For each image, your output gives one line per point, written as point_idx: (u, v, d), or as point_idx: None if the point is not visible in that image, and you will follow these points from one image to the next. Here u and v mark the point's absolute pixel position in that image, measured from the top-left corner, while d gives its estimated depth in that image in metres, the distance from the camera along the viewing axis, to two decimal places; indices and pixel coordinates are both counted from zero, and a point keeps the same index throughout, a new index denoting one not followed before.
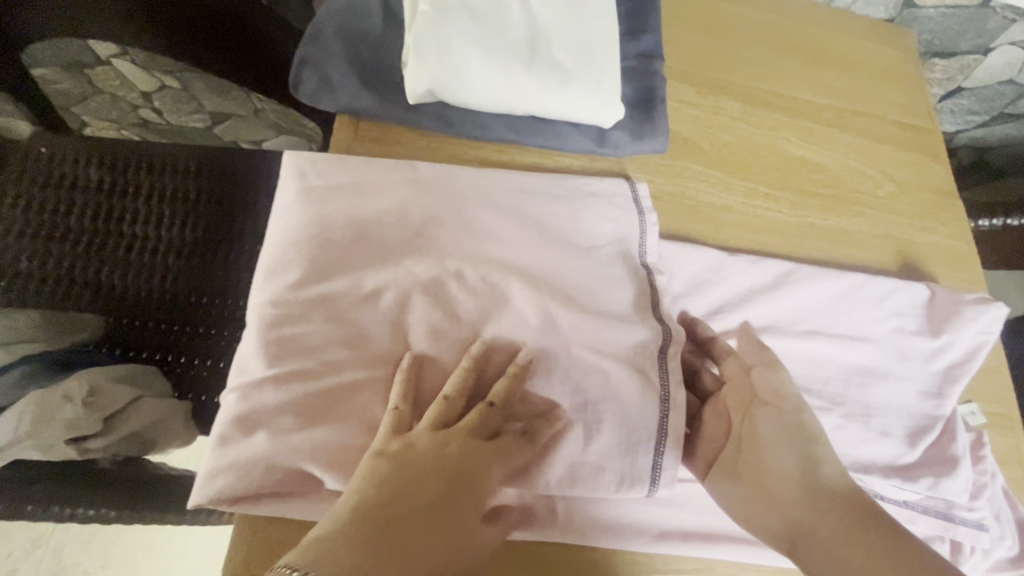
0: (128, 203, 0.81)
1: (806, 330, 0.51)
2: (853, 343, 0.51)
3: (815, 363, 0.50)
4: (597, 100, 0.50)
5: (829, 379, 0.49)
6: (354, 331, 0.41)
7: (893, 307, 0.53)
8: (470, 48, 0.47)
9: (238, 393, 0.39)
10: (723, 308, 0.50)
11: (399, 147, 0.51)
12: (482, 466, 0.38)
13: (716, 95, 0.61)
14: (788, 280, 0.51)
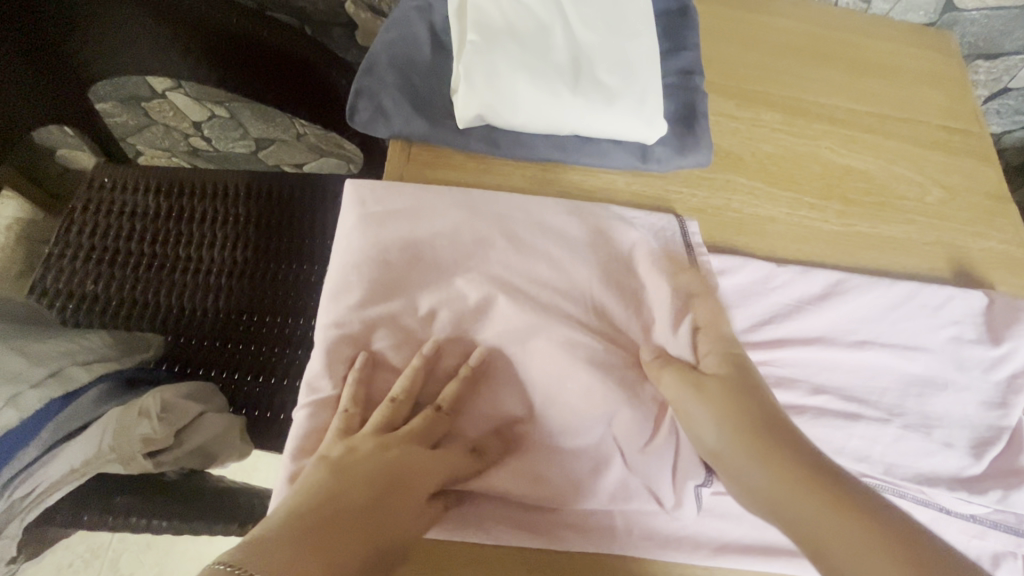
0: (184, 227, 0.85)
1: (859, 342, 0.50)
2: (909, 353, 0.50)
3: (870, 373, 0.49)
4: (641, 118, 0.51)
5: (885, 391, 0.49)
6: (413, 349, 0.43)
7: (949, 316, 0.52)
8: (517, 73, 0.48)
9: (308, 410, 0.41)
10: (772, 320, 0.50)
11: (448, 169, 0.52)
12: (422, 472, 0.37)
13: (755, 107, 0.61)
14: (837, 290, 0.51)
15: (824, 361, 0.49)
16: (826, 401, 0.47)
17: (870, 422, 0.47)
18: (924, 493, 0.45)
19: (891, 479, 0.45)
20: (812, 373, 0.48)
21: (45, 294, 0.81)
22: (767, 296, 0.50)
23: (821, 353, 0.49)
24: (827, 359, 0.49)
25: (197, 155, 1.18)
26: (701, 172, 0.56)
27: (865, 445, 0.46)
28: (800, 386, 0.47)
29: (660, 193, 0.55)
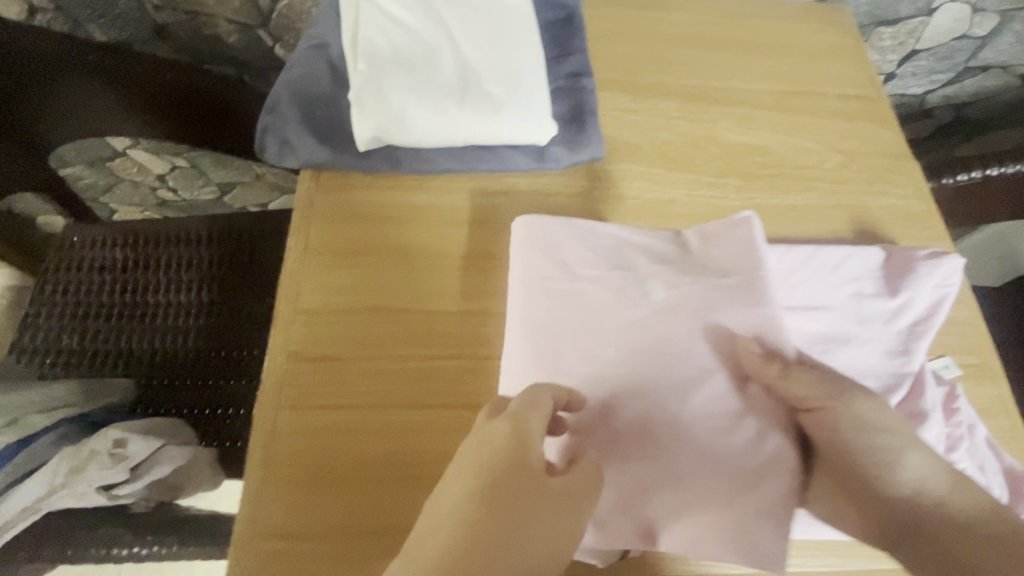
0: (149, 276, 0.90)
1: (747, 286, 0.47)
2: (816, 312, 0.52)
3: (757, 322, 0.45)
4: (529, 121, 0.54)
5: (781, 335, 0.45)
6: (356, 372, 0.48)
7: (848, 273, 0.54)
8: (406, 95, 0.52)
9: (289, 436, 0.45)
10: (647, 280, 0.47)
11: (360, 189, 0.56)
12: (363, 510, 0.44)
13: (652, 98, 0.64)
14: (729, 244, 0.50)
15: (704, 315, 0.45)
16: (708, 360, 0.44)
17: (753, 380, 0.43)
18: (839, 449, 0.43)
19: (790, 442, 0.42)
20: (696, 327, 0.45)
21: (23, 351, 0.86)
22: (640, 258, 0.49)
23: (700, 310, 0.45)
24: (704, 315, 0.45)
25: (166, 206, 1.23)
26: (601, 164, 0.59)
27: (749, 405, 0.43)
28: (689, 345, 0.44)
29: (562, 190, 0.58)
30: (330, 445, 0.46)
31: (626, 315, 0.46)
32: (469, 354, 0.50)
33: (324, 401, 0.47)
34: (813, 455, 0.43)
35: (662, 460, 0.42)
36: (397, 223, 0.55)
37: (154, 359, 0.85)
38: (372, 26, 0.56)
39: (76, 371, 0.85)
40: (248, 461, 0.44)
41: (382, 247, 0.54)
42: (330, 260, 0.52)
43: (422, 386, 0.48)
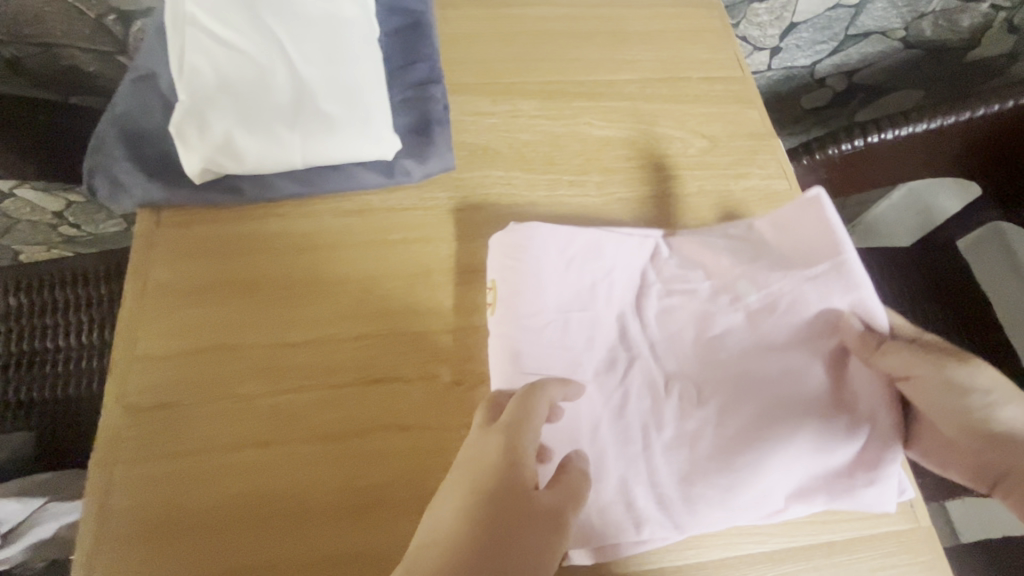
0: (22, 323, 0.79)
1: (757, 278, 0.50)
2: (790, 277, 0.49)
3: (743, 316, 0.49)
4: (369, 138, 0.53)
5: (734, 333, 0.49)
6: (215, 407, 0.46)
7: (722, 252, 0.52)
8: (232, 122, 0.50)
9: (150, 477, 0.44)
10: (646, 288, 0.52)
11: (208, 223, 0.53)
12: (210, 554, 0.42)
13: (512, 98, 0.63)
14: (689, 250, 0.53)
15: (698, 316, 0.50)
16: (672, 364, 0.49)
17: (706, 375, 0.49)
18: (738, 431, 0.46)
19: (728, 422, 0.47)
20: (664, 334, 0.51)
21: None
22: (654, 269, 0.53)
23: (660, 317, 0.51)
24: (708, 315, 0.50)
25: (73, 243, 1.19)
26: (459, 173, 0.58)
27: (702, 396, 0.48)
28: (658, 351, 0.50)
29: (418, 203, 0.56)
30: (166, 495, 0.43)
31: (613, 327, 0.51)
32: (317, 383, 0.48)
33: (160, 450, 0.45)
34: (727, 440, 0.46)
35: (630, 445, 0.46)
36: (241, 251, 0.52)
37: (65, 411, 0.78)
38: (197, 51, 0.53)
39: None
40: (82, 522, 0.43)
41: (236, 278, 0.51)
42: (167, 300, 0.50)
43: (268, 421, 0.46)
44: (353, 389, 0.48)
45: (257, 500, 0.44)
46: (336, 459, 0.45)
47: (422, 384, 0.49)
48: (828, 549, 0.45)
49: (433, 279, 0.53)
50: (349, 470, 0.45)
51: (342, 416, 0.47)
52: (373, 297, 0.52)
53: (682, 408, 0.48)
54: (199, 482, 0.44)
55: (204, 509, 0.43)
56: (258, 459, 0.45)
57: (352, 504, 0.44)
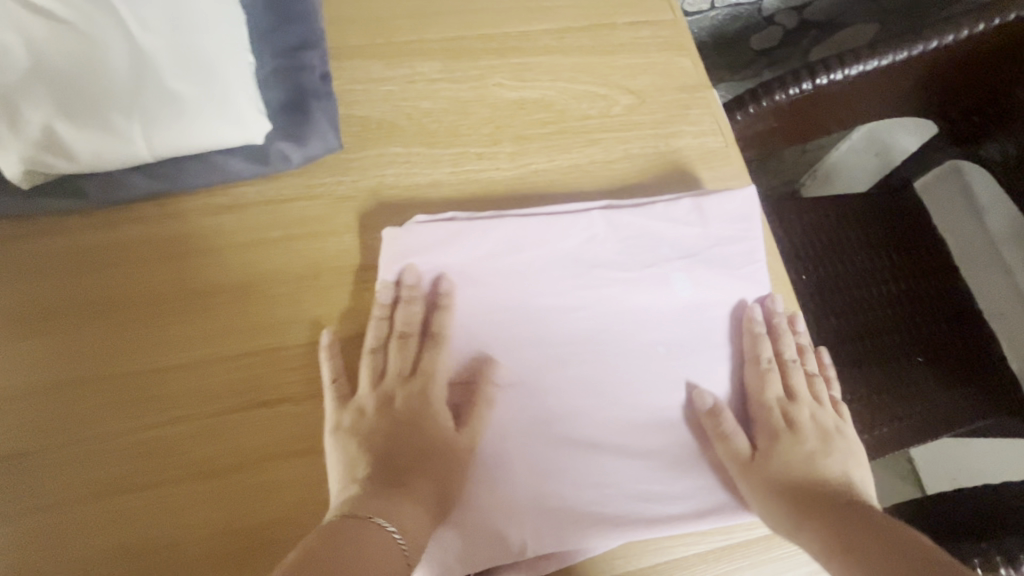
0: None
1: (689, 271, 0.48)
2: (718, 276, 0.49)
3: (682, 308, 0.47)
4: (228, 119, 0.45)
5: (674, 324, 0.47)
6: (80, 449, 0.40)
7: (656, 241, 0.48)
8: (48, 112, 0.41)
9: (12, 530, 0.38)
10: (582, 271, 0.47)
11: (55, 234, 0.46)
12: None
13: (409, 60, 0.55)
14: (629, 228, 0.48)
15: (636, 305, 0.47)
16: (614, 357, 0.45)
17: (645, 368, 0.45)
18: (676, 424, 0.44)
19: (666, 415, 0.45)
20: (602, 324, 0.46)
21: None
22: (585, 247, 0.47)
23: (601, 303, 0.46)
24: (650, 306, 0.47)
25: None
26: (350, 153, 0.51)
27: (644, 388, 0.45)
28: (594, 341, 0.45)
29: (302, 192, 0.49)
30: (21, 558, 0.38)
31: (546, 321, 0.45)
32: (194, 412, 0.42)
33: (11, 509, 0.39)
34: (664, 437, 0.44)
35: (564, 451, 0.42)
36: (98, 267, 0.45)
37: None
38: None
39: None
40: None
41: (96, 296, 0.44)
42: (11, 332, 0.43)
43: (139, 462, 0.40)
44: (236, 417, 0.42)
45: (135, 548, 0.39)
46: (219, 499, 0.40)
47: (315, 403, 0.43)
48: (766, 542, 0.43)
49: (322, 279, 0.46)
50: (239, 508, 0.40)
51: (228, 446, 0.41)
52: (252, 306, 0.45)
53: (622, 406, 0.44)
54: (61, 535, 0.39)
55: (67, 565, 0.38)
56: (131, 503, 0.40)
57: (244, 544, 0.39)
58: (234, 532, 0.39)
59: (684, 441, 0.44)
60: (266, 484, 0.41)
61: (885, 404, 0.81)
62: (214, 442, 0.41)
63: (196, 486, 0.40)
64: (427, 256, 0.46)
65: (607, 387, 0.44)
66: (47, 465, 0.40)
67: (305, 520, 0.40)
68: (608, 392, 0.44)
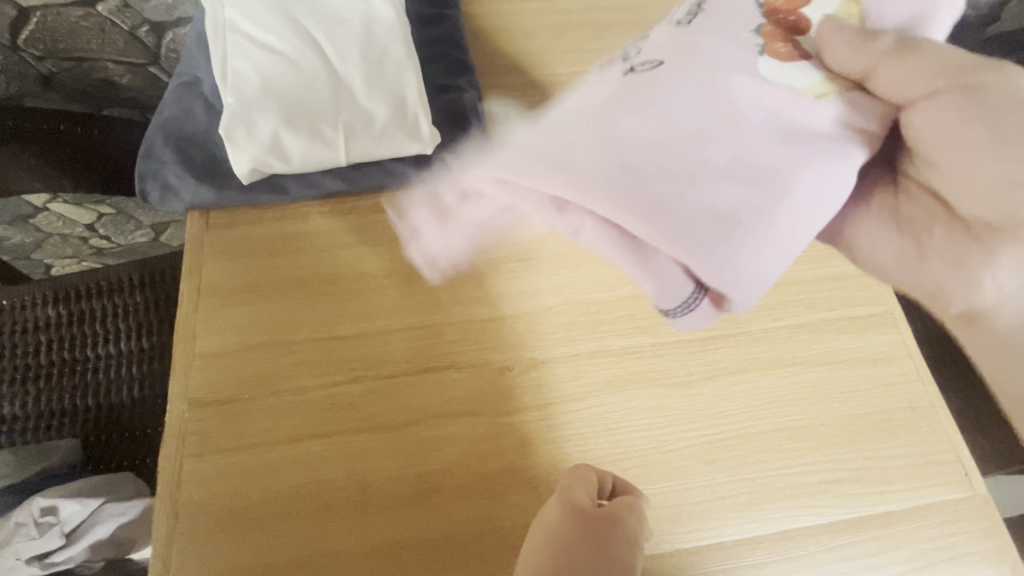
0: (74, 330, 0.88)
1: (670, 74, 0.40)
2: (698, 48, 0.41)
3: (731, 133, 0.38)
4: (409, 132, 0.54)
5: (711, 119, 0.38)
6: (282, 400, 0.48)
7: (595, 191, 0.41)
8: (277, 123, 0.52)
9: (229, 461, 0.45)
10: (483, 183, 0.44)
11: (253, 223, 0.55)
12: (289, 535, 0.44)
13: (543, 90, 0.64)
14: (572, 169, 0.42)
15: (668, 152, 0.38)
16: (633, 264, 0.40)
17: (709, 186, 0.37)
18: (732, 180, 0.37)
19: (728, 201, 0.37)
20: (663, 172, 0.38)
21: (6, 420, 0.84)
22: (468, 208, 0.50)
23: (587, 124, 0.41)
24: (642, 108, 0.39)
25: (103, 254, 1.21)
26: None
27: (715, 200, 0.37)
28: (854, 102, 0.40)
29: None
30: (238, 492, 0.45)
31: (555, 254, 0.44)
32: (374, 374, 0.49)
33: (227, 444, 0.46)
34: (756, 259, 0.37)
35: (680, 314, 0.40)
36: (287, 253, 0.54)
37: (121, 411, 0.86)
38: (236, 54, 0.54)
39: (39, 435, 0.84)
40: (156, 518, 0.43)
41: (290, 276, 0.53)
42: (221, 300, 0.51)
43: (329, 414, 0.47)
44: (407, 379, 0.49)
45: (334, 484, 0.45)
46: (398, 449, 0.46)
47: (475, 372, 0.50)
48: (885, 519, 0.47)
49: (478, 268, 0.54)
50: (419, 456, 0.46)
51: (406, 403, 0.48)
52: (420, 287, 0.53)
53: (692, 216, 0.37)
54: (270, 469, 0.45)
55: (276, 495, 0.45)
56: (328, 445, 0.46)
57: (425, 487, 0.45)
58: (418, 476, 0.46)
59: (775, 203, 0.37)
60: (438, 440, 0.47)
61: None
62: (394, 400, 0.48)
63: (382, 437, 0.47)
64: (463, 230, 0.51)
65: (677, 217, 0.37)
66: (257, 410, 0.47)
67: (478, 468, 0.46)
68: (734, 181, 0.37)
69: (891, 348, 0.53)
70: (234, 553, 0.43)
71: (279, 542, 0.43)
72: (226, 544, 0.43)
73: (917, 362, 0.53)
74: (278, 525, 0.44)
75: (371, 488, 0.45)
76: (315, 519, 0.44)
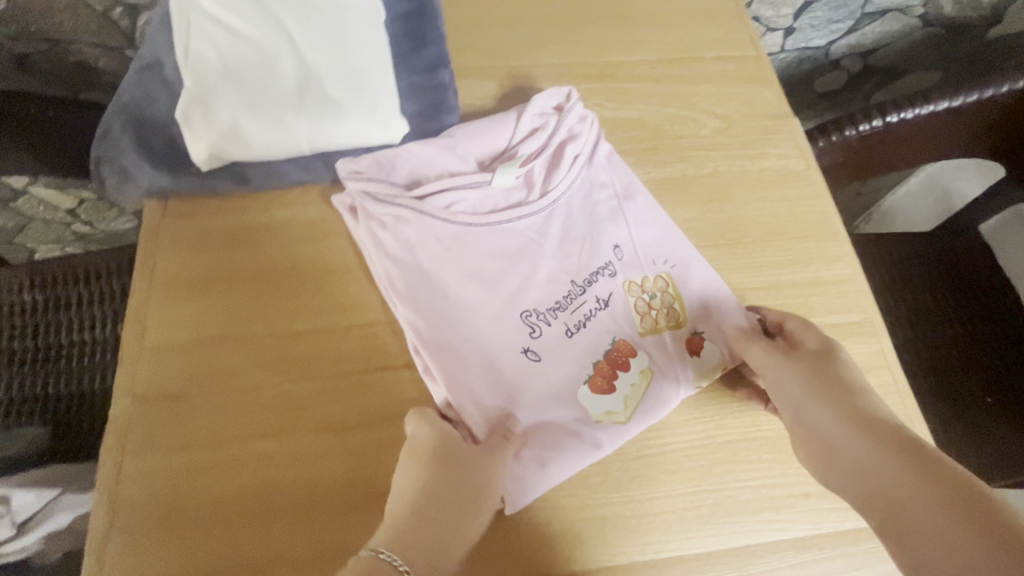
0: (46, 317, 0.87)
1: (549, 166, 0.53)
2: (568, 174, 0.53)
3: (586, 233, 0.52)
4: (374, 121, 0.52)
5: (574, 224, 0.52)
6: (232, 397, 0.46)
7: (497, 287, 0.48)
8: (237, 110, 0.50)
9: (173, 460, 0.44)
10: (373, 203, 0.48)
11: (212, 213, 0.53)
12: (231, 540, 0.42)
13: (520, 82, 0.62)
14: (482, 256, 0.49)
15: (527, 242, 0.50)
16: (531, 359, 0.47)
17: (554, 282, 0.50)
18: (576, 285, 0.50)
19: (577, 296, 0.50)
20: (516, 255, 0.50)
21: None
22: (371, 181, 0.49)
23: (480, 196, 0.50)
24: (523, 201, 0.51)
25: (86, 241, 1.20)
26: None
27: (556, 293, 0.49)
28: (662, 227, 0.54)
29: None
30: (181, 492, 0.43)
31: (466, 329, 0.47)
32: (329, 372, 0.47)
33: (171, 441, 0.44)
34: (587, 341, 0.49)
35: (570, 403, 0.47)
36: (247, 245, 0.52)
37: (90, 400, 0.85)
38: (199, 35, 0.52)
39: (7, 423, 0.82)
40: (95, 516, 0.42)
41: (248, 269, 0.51)
42: (176, 292, 0.49)
43: (280, 413, 0.46)
44: (364, 377, 0.47)
45: (282, 487, 0.44)
46: (350, 451, 0.45)
47: None
48: (854, 536, 0.45)
49: None
50: (371, 460, 0.45)
51: (361, 404, 0.46)
52: None
53: (540, 303, 0.49)
54: (214, 470, 0.44)
55: (220, 498, 0.43)
56: (278, 447, 0.45)
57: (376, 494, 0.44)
58: (369, 480, 0.44)
59: (604, 311, 0.50)
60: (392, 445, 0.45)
61: (951, 439, 0.80)
62: (349, 401, 0.46)
63: (334, 440, 0.45)
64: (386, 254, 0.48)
65: (525, 298, 0.49)
66: (206, 406, 0.46)
67: None
68: (582, 274, 0.50)
69: (869, 358, 0.51)
70: (172, 557, 0.41)
71: (220, 547, 0.42)
72: (164, 547, 0.41)
73: (896, 374, 0.51)
74: (219, 530, 0.42)
75: (320, 492, 0.44)
76: (259, 524, 0.42)
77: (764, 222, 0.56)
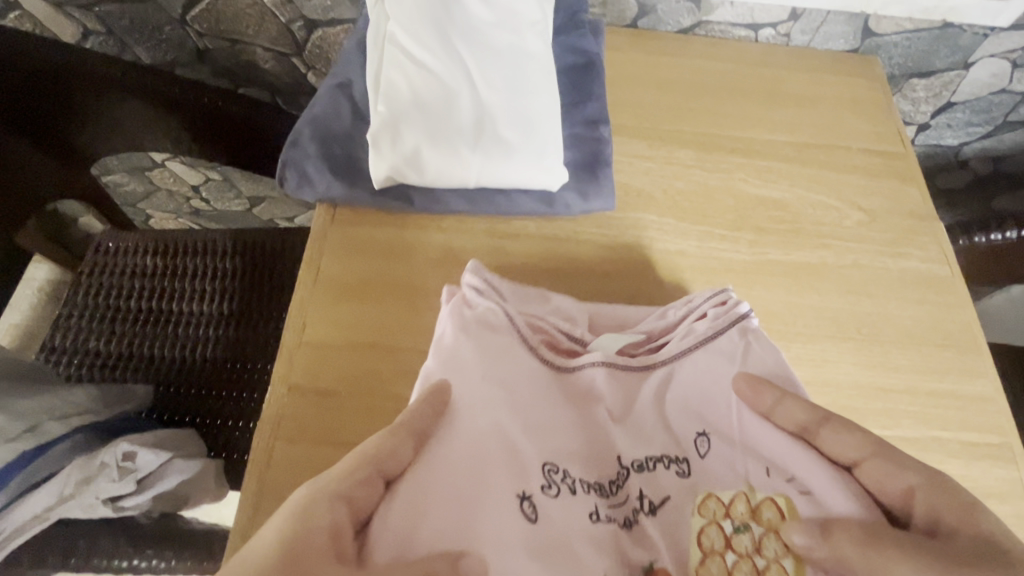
0: (161, 282, 0.94)
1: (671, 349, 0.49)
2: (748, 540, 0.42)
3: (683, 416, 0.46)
4: (540, 167, 0.55)
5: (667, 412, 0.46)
6: (374, 407, 0.48)
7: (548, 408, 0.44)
8: (421, 138, 0.54)
9: (315, 454, 0.46)
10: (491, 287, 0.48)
11: (374, 226, 0.57)
12: None
13: (669, 145, 0.64)
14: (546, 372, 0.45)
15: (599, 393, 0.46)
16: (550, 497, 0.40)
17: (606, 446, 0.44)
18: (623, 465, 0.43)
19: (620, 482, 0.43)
20: (577, 405, 0.45)
21: (88, 354, 0.89)
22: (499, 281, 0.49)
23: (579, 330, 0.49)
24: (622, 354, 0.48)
25: (199, 215, 1.28)
26: (615, 213, 0.59)
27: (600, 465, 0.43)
28: None
29: (572, 235, 0.58)
30: None
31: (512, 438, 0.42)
32: None
33: (316, 437, 0.47)
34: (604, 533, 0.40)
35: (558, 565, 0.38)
36: (401, 262, 0.55)
37: (182, 367, 0.89)
38: (393, 66, 0.57)
39: (110, 374, 0.88)
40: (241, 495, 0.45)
41: (400, 285, 0.54)
42: (333, 295, 0.53)
43: None
44: None
45: None
46: None
47: None
48: None
49: None
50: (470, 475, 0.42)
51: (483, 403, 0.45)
52: None
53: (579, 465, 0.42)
54: None
55: None
56: None
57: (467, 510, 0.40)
58: None
59: (645, 516, 0.42)
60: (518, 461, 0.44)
61: None
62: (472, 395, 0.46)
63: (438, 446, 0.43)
64: (475, 329, 0.45)
65: (562, 448, 0.43)
66: (350, 410, 0.48)
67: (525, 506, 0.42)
68: (631, 454, 0.44)
69: (1007, 484, 0.49)
70: None
71: None
72: None
73: None
74: None
75: None
76: None
77: (902, 324, 0.56)
